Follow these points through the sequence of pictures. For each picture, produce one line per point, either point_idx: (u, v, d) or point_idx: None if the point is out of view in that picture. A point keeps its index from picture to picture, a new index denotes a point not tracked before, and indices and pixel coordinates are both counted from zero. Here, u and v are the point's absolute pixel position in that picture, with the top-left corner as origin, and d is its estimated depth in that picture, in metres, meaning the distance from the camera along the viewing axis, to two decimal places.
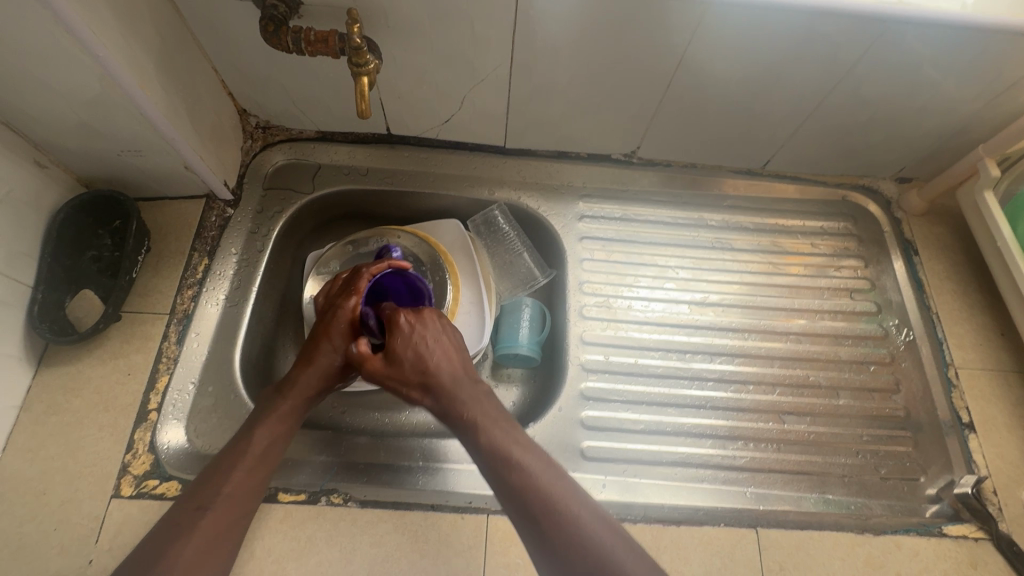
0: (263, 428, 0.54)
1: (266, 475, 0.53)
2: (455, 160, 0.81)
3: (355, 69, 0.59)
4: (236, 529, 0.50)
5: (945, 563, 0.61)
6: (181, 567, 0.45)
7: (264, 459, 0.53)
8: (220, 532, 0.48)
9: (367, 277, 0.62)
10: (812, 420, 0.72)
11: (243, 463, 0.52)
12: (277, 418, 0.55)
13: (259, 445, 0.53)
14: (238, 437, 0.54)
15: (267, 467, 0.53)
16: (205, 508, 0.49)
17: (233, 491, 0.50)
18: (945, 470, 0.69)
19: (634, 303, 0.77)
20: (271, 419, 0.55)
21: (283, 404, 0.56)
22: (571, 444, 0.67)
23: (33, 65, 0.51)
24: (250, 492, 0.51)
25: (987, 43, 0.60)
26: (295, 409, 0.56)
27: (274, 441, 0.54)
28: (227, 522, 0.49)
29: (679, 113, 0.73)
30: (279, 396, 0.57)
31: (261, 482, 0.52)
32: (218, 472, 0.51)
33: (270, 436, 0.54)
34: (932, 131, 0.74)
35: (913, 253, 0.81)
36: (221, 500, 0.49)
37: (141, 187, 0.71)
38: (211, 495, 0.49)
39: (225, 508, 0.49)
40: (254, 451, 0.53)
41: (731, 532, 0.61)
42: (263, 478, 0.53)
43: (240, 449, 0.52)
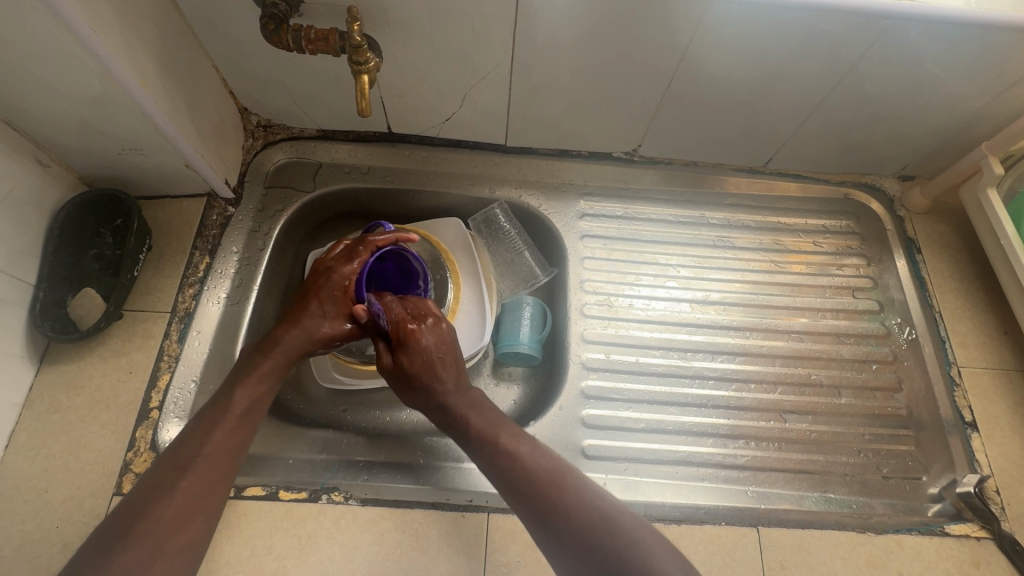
0: (244, 390, 0.55)
1: (248, 436, 0.54)
2: (456, 158, 0.81)
3: (356, 67, 0.59)
4: (216, 489, 0.51)
5: (947, 562, 0.61)
6: (161, 526, 0.47)
7: (245, 419, 0.54)
8: (201, 492, 0.50)
9: (371, 247, 0.62)
10: (814, 418, 0.72)
11: (222, 425, 0.53)
12: (257, 378, 0.56)
13: (240, 407, 0.54)
14: (218, 399, 0.55)
15: (246, 429, 0.54)
16: (185, 471, 0.50)
17: (212, 452, 0.51)
18: (947, 469, 0.68)
19: (635, 302, 0.77)
20: (252, 378, 0.56)
21: (264, 364, 0.57)
22: (572, 443, 0.67)
23: (33, 64, 0.51)
24: (230, 452, 0.53)
25: (991, 40, 0.59)
26: (276, 368, 0.57)
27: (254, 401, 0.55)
28: (205, 484, 0.50)
29: (681, 110, 0.73)
30: (260, 358, 0.57)
31: (243, 442, 0.54)
32: (200, 433, 0.52)
33: (251, 396, 0.55)
34: (935, 128, 0.74)
35: (916, 251, 0.81)
36: (201, 461, 0.51)
37: (142, 186, 0.71)
38: (191, 457, 0.51)
39: (206, 469, 0.51)
40: (234, 412, 0.54)
41: (732, 531, 0.60)
42: (244, 438, 0.54)
43: (221, 410, 0.54)
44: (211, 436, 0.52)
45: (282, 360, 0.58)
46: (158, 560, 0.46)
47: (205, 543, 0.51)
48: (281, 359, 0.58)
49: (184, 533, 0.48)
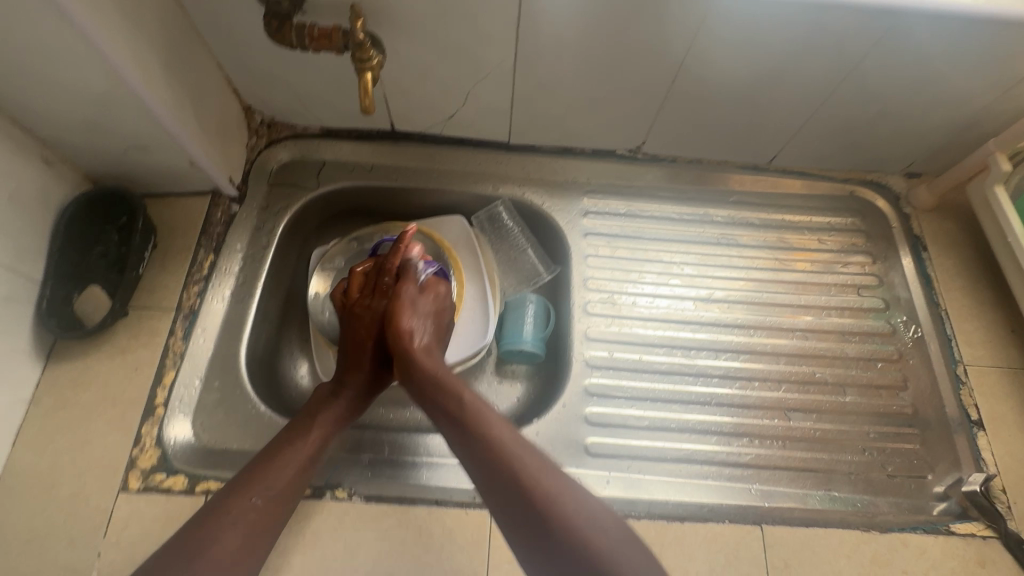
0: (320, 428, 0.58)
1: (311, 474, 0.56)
2: (459, 156, 0.81)
3: (359, 65, 0.59)
4: (277, 527, 0.53)
5: (952, 561, 0.60)
6: (225, 556, 0.48)
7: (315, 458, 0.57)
8: (263, 526, 0.51)
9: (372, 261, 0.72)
10: (819, 416, 0.71)
11: (294, 459, 0.55)
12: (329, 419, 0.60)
13: (312, 446, 0.57)
14: (290, 433, 0.57)
15: (312, 468, 0.56)
16: (255, 501, 0.52)
17: (282, 486, 0.53)
18: (953, 467, 0.68)
19: (639, 300, 0.77)
20: (325, 418, 0.60)
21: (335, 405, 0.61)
22: (575, 441, 0.67)
23: (39, 62, 0.51)
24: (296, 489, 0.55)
25: (998, 36, 0.59)
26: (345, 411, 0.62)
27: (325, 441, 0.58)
28: (269, 519, 0.52)
29: (684, 107, 0.72)
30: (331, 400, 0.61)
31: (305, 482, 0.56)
32: (271, 464, 0.54)
33: (323, 436, 0.58)
34: (941, 125, 0.73)
35: (922, 249, 0.81)
36: (270, 495, 0.53)
37: (148, 184, 0.71)
38: (263, 488, 0.52)
39: (272, 504, 0.52)
40: (306, 449, 0.56)
41: (735, 529, 0.60)
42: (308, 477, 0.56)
43: (294, 444, 0.56)
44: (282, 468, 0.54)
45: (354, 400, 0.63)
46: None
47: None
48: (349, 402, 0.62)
49: (242, 565, 0.49)
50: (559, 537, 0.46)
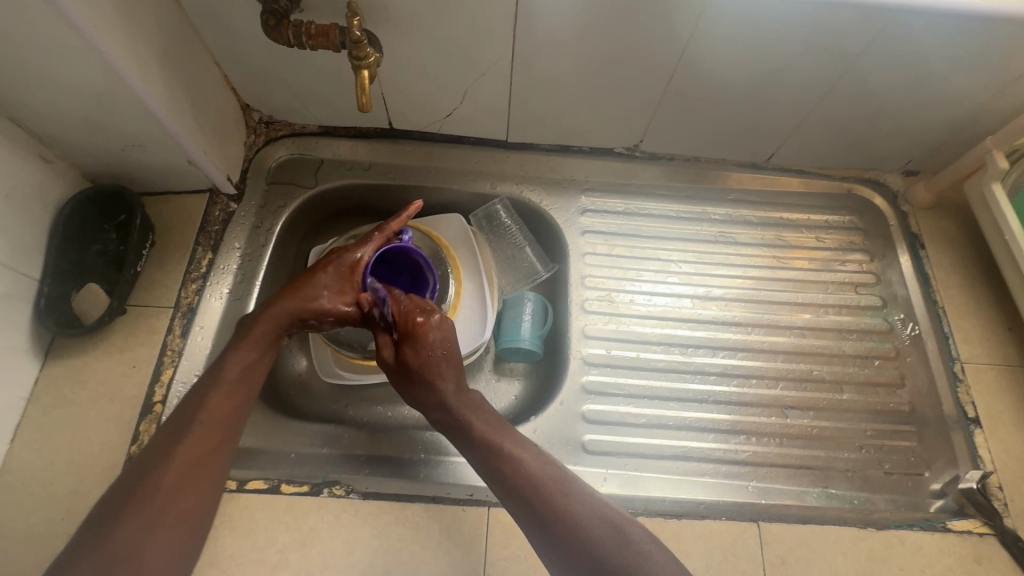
0: (238, 354, 0.57)
1: (246, 402, 0.56)
2: (457, 154, 0.81)
3: (356, 63, 0.59)
4: (218, 455, 0.52)
5: (948, 558, 0.60)
6: (165, 492, 0.48)
7: (240, 385, 0.55)
8: (200, 459, 0.51)
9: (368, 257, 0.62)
10: (816, 414, 0.71)
11: (217, 393, 0.54)
12: (251, 345, 0.57)
13: (232, 376, 0.55)
14: (212, 368, 0.56)
15: (242, 396, 0.55)
16: (182, 437, 0.51)
17: (208, 419, 0.53)
18: (950, 465, 0.68)
19: (637, 298, 0.77)
20: (244, 345, 0.57)
21: (256, 331, 0.58)
22: (573, 438, 0.67)
23: (37, 60, 0.51)
24: (226, 419, 0.54)
25: (994, 33, 0.59)
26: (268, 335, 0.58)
27: (252, 369, 0.57)
28: (203, 451, 0.51)
29: (681, 105, 0.73)
30: (252, 325, 0.58)
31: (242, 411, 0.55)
32: (194, 402, 0.53)
33: (244, 363, 0.56)
34: (939, 122, 0.73)
35: (920, 247, 0.81)
36: (196, 428, 0.52)
37: (146, 182, 0.71)
38: (186, 425, 0.52)
39: (203, 436, 0.52)
40: (226, 378, 0.55)
41: (731, 526, 0.60)
42: (241, 407, 0.55)
43: (215, 378, 0.55)
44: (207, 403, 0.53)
45: (272, 323, 0.58)
46: (158, 526, 0.47)
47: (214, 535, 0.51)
48: (273, 326, 0.58)
49: (185, 497, 0.49)
50: (562, 529, 0.49)
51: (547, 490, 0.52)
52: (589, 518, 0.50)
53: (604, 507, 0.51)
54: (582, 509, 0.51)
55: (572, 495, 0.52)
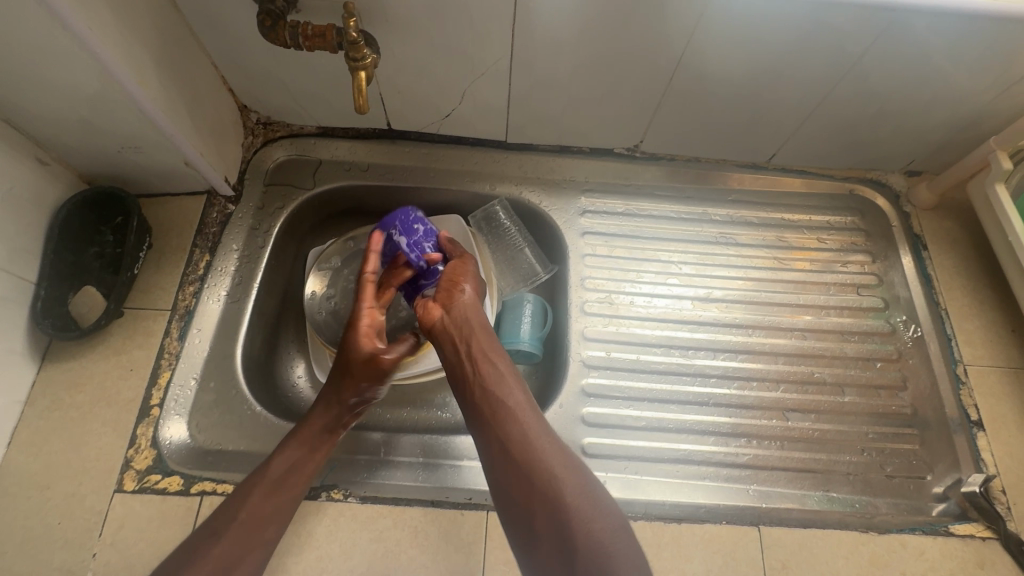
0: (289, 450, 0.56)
1: (287, 507, 0.54)
2: (456, 154, 0.81)
3: (353, 64, 0.59)
4: (246, 562, 0.51)
5: (951, 562, 0.60)
6: None
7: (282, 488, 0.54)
8: (233, 560, 0.51)
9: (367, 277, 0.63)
10: (818, 417, 0.71)
11: (256, 489, 0.54)
12: (298, 441, 0.57)
13: (274, 473, 0.55)
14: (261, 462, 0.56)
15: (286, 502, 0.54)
16: (219, 536, 0.51)
17: (246, 519, 0.52)
18: (952, 468, 0.68)
19: (637, 299, 0.77)
20: (290, 441, 0.57)
21: (303, 427, 0.58)
22: (572, 441, 0.67)
23: (31, 61, 0.51)
24: (264, 517, 0.53)
25: (1000, 33, 0.58)
26: (316, 432, 0.58)
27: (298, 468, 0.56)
28: (238, 549, 0.51)
29: (683, 106, 0.72)
30: (303, 420, 0.59)
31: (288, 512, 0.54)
32: (241, 495, 0.54)
33: (288, 460, 0.56)
34: (942, 123, 0.72)
35: (922, 248, 0.80)
36: (234, 528, 0.52)
37: (143, 183, 0.71)
38: (225, 524, 0.52)
39: (233, 539, 0.51)
40: (270, 474, 0.55)
41: (732, 530, 0.60)
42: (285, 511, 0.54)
43: (259, 475, 0.55)
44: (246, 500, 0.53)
45: (325, 418, 0.59)
46: None
47: None
48: (323, 421, 0.58)
49: None
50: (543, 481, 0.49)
51: (551, 455, 0.51)
52: (584, 495, 0.49)
53: (592, 484, 0.51)
54: (573, 477, 0.50)
55: (572, 468, 0.51)
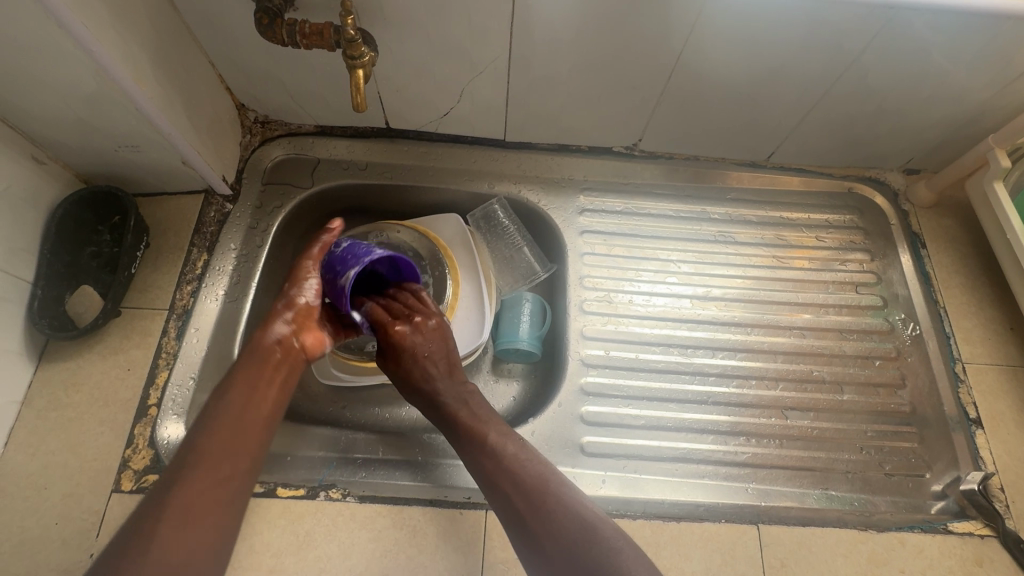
0: (240, 376, 0.53)
1: (245, 441, 0.50)
2: (454, 153, 0.80)
3: (351, 62, 0.58)
4: (221, 499, 0.47)
5: (950, 560, 0.60)
6: (162, 543, 0.42)
7: (245, 421, 0.51)
8: (204, 499, 0.46)
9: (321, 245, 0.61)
10: (817, 415, 0.71)
11: (207, 431, 0.49)
12: (242, 381, 0.52)
13: (224, 414, 0.50)
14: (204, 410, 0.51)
15: (251, 434, 0.50)
16: (178, 484, 0.46)
17: (207, 460, 0.47)
18: (951, 466, 0.68)
19: (635, 298, 0.76)
20: (233, 383, 0.52)
21: (242, 366, 0.53)
22: (571, 440, 0.67)
23: (26, 59, 0.50)
24: (226, 454, 0.48)
25: (998, 30, 0.58)
26: (259, 366, 0.54)
27: (254, 400, 0.52)
28: (209, 487, 0.46)
29: (681, 104, 0.72)
30: (241, 361, 0.54)
31: (258, 449, 0.51)
32: (188, 444, 0.48)
33: (234, 399, 0.51)
34: (941, 120, 0.72)
35: (921, 247, 0.80)
36: (195, 470, 0.47)
37: (140, 182, 0.71)
38: (180, 472, 0.46)
39: (204, 477, 0.47)
40: (218, 417, 0.50)
41: (731, 529, 0.60)
42: (253, 448, 0.50)
43: (207, 420, 0.50)
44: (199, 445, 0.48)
45: (267, 351, 0.55)
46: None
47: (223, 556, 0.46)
48: (265, 357, 0.55)
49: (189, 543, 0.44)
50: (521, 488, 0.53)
51: (537, 471, 0.55)
52: (566, 496, 0.52)
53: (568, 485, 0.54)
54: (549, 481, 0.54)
55: (549, 478, 0.54)
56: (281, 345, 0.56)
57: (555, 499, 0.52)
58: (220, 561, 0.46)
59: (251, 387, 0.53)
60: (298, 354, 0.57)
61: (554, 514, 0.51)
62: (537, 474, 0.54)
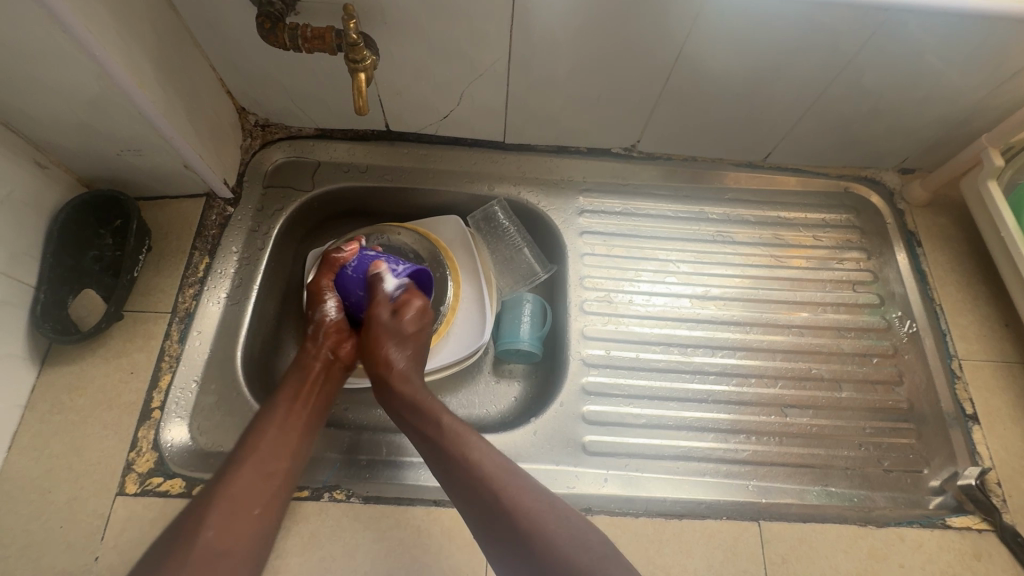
0: (286, 387, 0.61)
1: (290, 444, 0.57)
2: (454, 155, 0.81)
3: (352, 65, 0.59)
4: (267, 494, 0.54)
5: (948, 554, 0.61)
6: (212, 527, 0.50)
7: (288, 428, 0.58)
8: (251, 493, 0.53)
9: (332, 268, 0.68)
10: (815, 412, 0.72)
11: (263, 434, 0.57)
12: (292, 390, 0.61)
13: (276, 419, 0.58)
14: (259, 413, 0.59)
15: (293, 438, 0.58)
16: (230, 478, 0.53)
17: (258, 458, 0.55)
18: (948, 462, 0.68)
19: (635, 298, 0.77)
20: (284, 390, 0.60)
21: (291, 376, 0.62)
22: (573, 439, 0.67)
23: (30, 65, 0.50)
24: (273, 454, 0.56)
25: (990, 31, 0.59)
26: (302, 379, 0.62)
27: (297, 407, 0.60)
28: (258, 484, 0.54)
29: (679, 105, 0.73)
30: (290, 373, 0.63)
31: (299, 451, 0.58)
32: (244, 443, 0.56)
33: (285, 405, 0.59)
34: (934, 122, 0.73)
35: (916, 245, 0.81)
36: (246, 467, 0.54)
37: (141, 186, 0.71)
38: (234, 468, 0.54)
39: (252, 473, 0.54)
40: (269, 421, 0.58)
41: (731, 525, 0.61)
42: (295, 449, 0.57)
43: (260, 422, 0.58)
44: (253, 444, 0.56)
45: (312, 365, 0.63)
46: (219, 561, 0.49)
47: (264, 546, 0.53)
48: (308, 372, 0.63)
49: (235, 531, 0.51)
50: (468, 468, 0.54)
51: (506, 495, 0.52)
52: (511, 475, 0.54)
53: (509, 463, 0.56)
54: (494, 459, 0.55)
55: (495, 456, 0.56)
56: (319, 360, 0.64)
57: (541, 538, 0.50)
58: (263, 548, 0.53)
59: (296, 395, 0.61)
60: (337, 365, 0.65)
61: (542, 555, 0.49)
62: (519, 503, 0.52)
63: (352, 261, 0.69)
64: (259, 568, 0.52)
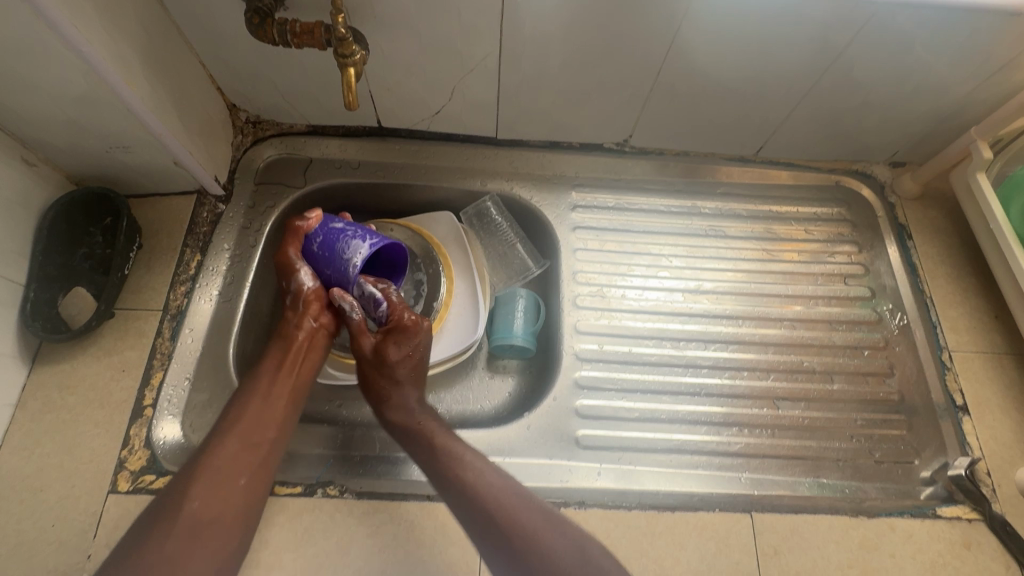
0: (270, 357, 0.61)
1: (274, 414, 0.58)
2: (446, 151, 0.81)
3: (342, 60, 0.59)
4: (250, 464, 0.54)
5: (939, 544, 0.61)
6: (194, 499, 0.51)
7: (273, 397, 0.58)
8: (235, 463, 0.54)
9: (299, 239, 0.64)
10: (807, 404, 0.72)
11: (246, 404, 0.57)
12: (276, 362, 0.60)
13: (259, 391, 0.58)
14: (242, 387, 0.59)
15: (277, 410, 0.58)
16: (213, 450, 0.54)
17: (240, 430, 0.55)
18: (939, 452, 0.69)
19: (628, 292, 0.77)
20: (267, 361, 0.60)
21: (274, 346, 0.62)
22: (567, 433, 0.67)
23: (15, 62, 0.50)
24: (256, 425, 0.56)
25: (979, 23, 0.59)
26: (286, 350, 0.61)
27: (280, 378, 0.60)
28: (241, 453, 0.54)
29: (672, 99, 0.73)
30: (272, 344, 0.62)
31: (285, 421, 0.59)
32: (228, 416, 0.57)
33: (268, 376, 0.59)
34: (925, 115, 0.74)
35: (907, 238, 0.81)
36: (228, 438, 0.55)
37: (132, 183, 0.71)
38: (217, 440, 0.55)
39: (236, 443, 0.55)
40: (253, 393, 0.58)
41: (724, 517, 0.61)
42: (279, 420, 0.58)
43: (244, 394, 0.58)
44: (236, 416, 0.56)
45: (294, 337, 0.62)
46: (203, 531, 0.50)
47: (255, 514, 0.54)
48: (292, 343, 0.62)
49: (218, 501, 0.51)
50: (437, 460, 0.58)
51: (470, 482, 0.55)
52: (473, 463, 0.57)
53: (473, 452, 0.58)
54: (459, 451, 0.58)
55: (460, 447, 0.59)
56: (302, 330, 0.63)
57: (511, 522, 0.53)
58: (252, 518, 0.53)
59: (278, 366, 0.60)
60: (322, 335, 0.64)
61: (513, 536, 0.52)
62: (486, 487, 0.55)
63: (321, 236, 0.64)
64: (248, 538, 0.53)
